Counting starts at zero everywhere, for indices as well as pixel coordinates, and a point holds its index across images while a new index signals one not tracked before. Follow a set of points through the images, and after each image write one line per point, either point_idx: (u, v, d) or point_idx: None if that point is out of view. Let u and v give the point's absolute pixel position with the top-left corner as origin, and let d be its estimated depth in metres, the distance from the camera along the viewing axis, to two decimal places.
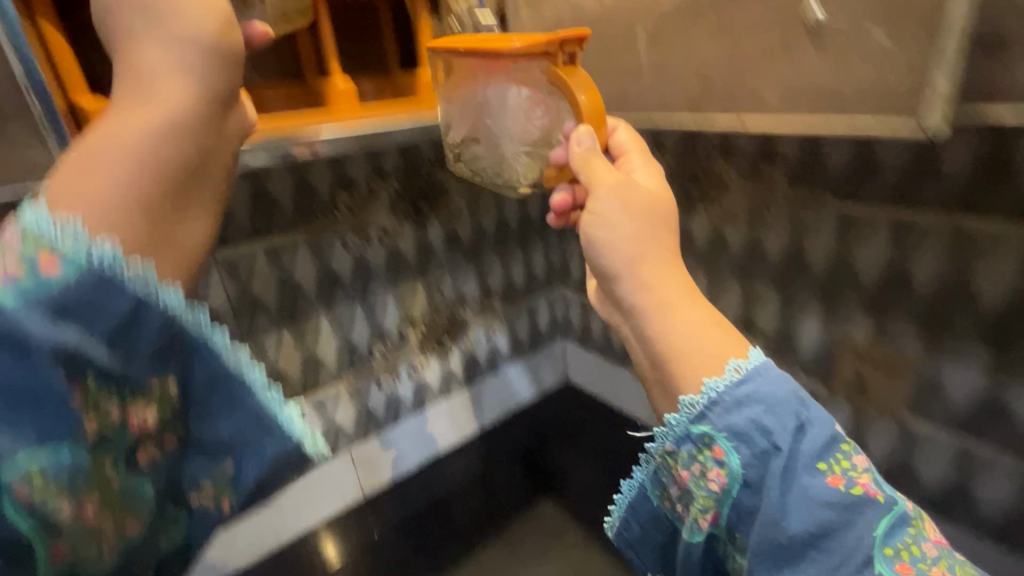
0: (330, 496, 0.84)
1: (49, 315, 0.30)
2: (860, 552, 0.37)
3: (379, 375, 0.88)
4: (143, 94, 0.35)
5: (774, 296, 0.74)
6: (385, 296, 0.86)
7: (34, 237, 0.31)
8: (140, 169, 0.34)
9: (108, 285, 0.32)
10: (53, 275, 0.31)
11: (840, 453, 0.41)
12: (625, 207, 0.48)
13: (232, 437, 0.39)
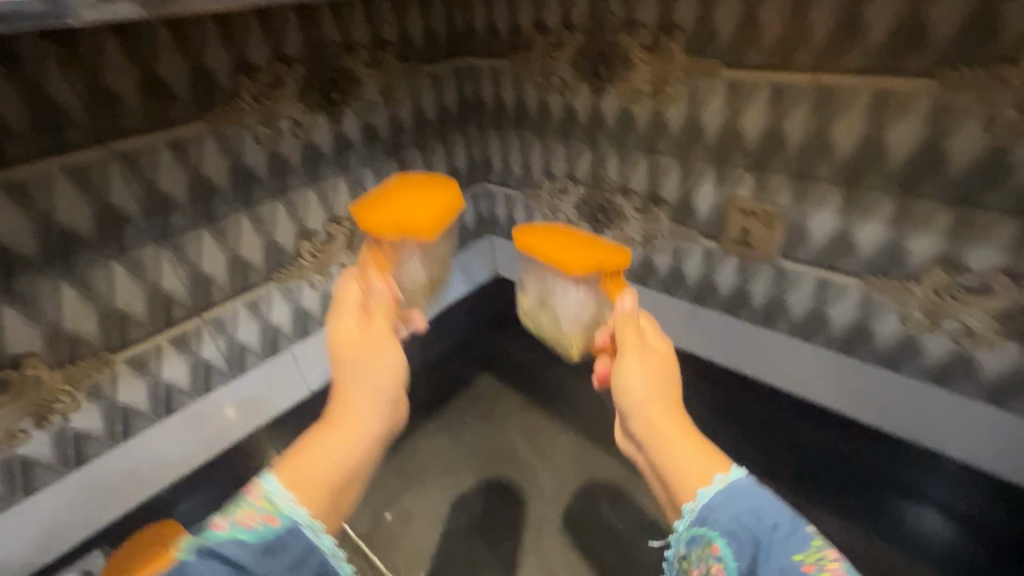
0: (271, 390, 0.91)
1: (259, 549, 0.45)
2: None
3: (310, 276, 0.90)
4: (348, 421, 0.52)
5: (675, 165, 0.82)
6: (306, 193, 0.84)
7: (270, 504, 0.47)
8: (347, 472, 0.51)
9: (297, 536, 0.47)
10: (273, 526, 0.46)
11: (812, 547, 0.45)
12: (643, 361, 0.57)
13: None
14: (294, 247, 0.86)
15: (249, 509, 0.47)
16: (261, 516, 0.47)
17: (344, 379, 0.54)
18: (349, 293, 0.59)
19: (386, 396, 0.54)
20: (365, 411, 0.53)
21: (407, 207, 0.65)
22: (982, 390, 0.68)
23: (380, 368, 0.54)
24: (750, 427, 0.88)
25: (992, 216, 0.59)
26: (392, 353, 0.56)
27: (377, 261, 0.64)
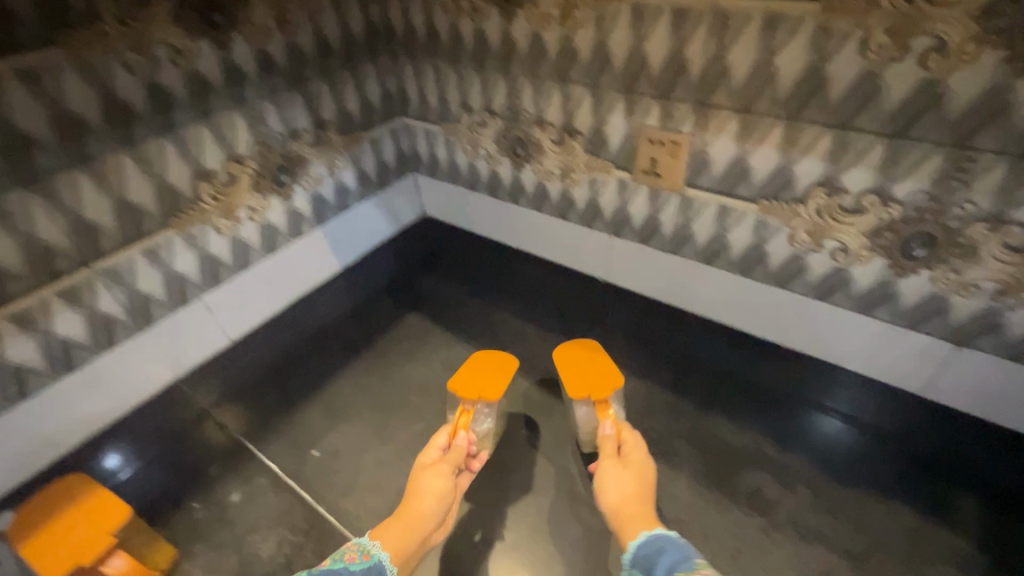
0: (185, 342, 0.88)
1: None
2: None
3: (215, 220, 0.86)
4: (416, 508, 0.63)
5: (587, 94, 0.81)
6: (197, 129, 0.78)
7: (366, 548, 0.58)
8: (414, 542, 0.60)
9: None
10: (366, 561, 0.57)
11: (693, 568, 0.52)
12: (618, 475, 0.65)
13: None
14: (192, 190, 0.81)
15: (350, 551, 0.57)
16: (355, 556, 0.57)
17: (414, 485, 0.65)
18: (436, 442, 0.70)
19: (435, 512, 0.63)
20: (415, 512, 0.62)
21: (477, 376, 0.81)
22: (855, 301, 0.75)
23: (439, 494, 0.65)
24: (660, 348, 0.90)
25: (866, 139, 0.62)
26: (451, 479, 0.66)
27: (456, 423, 0.73)
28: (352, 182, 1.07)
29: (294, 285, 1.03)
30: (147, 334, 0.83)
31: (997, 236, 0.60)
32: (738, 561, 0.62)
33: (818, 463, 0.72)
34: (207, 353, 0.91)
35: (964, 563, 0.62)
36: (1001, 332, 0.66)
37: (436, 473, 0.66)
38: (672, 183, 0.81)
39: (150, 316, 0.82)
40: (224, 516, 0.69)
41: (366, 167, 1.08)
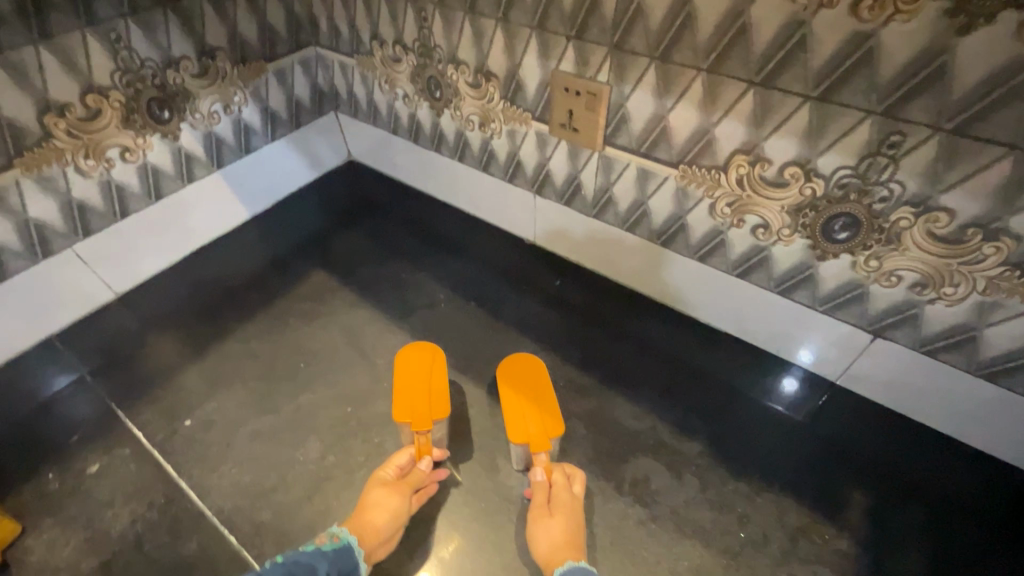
0: (58, 296, 0.81)
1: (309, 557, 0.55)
2: None
3: (77, 160, 0.76)
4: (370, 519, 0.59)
5: (499, 31, 0.70)
6: (34, 53, 0.67)
7: (332, 537, 0.57)
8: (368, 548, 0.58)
9: (341, 556, 0.56)
10: (335, 542, 0.57)
11: None
12: (551, 513, 0.59)
13: None
14: (39, 126, 0.70)
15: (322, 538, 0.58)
16: (327, 538, 0.57)
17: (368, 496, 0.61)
18: (395, 460, 0.64)
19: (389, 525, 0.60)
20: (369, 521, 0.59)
21: (423, 386, 0.71)
22: (775, 282, 0.69)
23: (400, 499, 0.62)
24: (577, 316, 0.84)
25: (790, 103, 0.54)
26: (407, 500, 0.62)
27: (418, 444, 0.66)
28: (257, 120, 0.95)
29: (192, 234, 0.94)
30: (5, 286, 0.76)
31: (922, 223, 0.54)
32: (609, 555, 0.61)
33: (719, 448, 0.68)
34: (89, 307, 0.84)
35: (847, 560, 0.60)
36: (918, 326, 0.61)
37: (391, 489, 0.62)
38: (591, 140, 0.72)
39: (5, 268, 0.75)
40: (77, 487, 0.66)
41: (273, 102, 0.96)
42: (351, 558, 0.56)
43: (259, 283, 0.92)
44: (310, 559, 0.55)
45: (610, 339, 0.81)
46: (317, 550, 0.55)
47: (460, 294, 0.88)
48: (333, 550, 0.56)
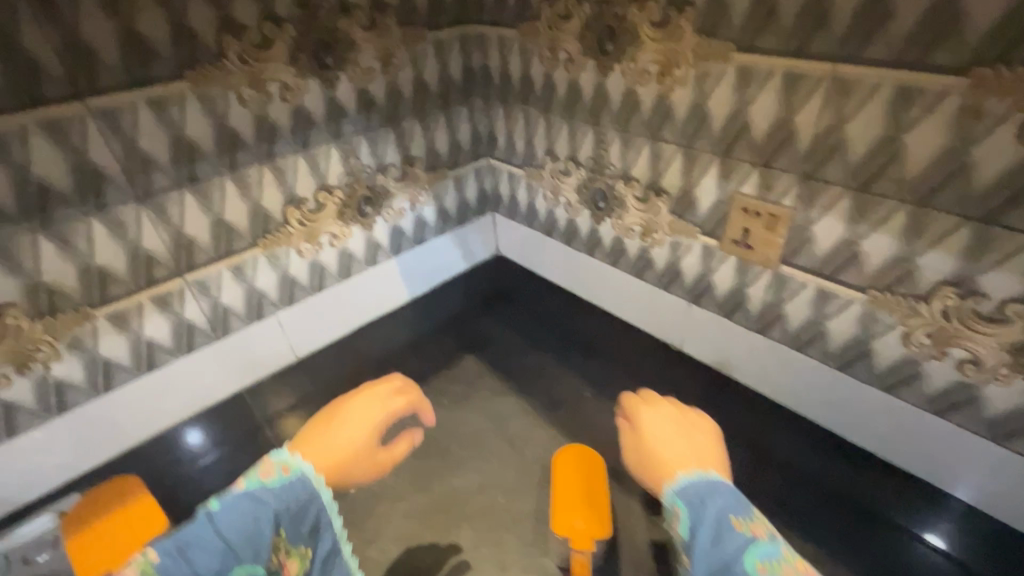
0: (256, 354, 0.92)
1: (243, 498, 0.51)
2: None
3: (299, 243, 0.90)
4: (341, 428, 0.59)
5: (679, 156, 0.76)
6: (294, 159, 0.83)
7: (289, 463, 0.55)
8: (338, 463, 0.57)
9: (289, 486, 0.54)
10: (286, 475, 0.54)
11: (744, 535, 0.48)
12: (675, 436, 0.59)
13: None
14: (282, 215, 0.85)
15: (266, 468, 0.55)
16: (276, 471, 0.55)
17: (343, 409, 0.61)
18: (372, 390, 0.64)
19: (365, 451, 0.60)
20: (345, 449, 0.58)
21: (582, 489, 0.71)
22: (985, 425, 0.63)
23: (365, 420, 0.60)
24: (736, 432, 0.80)
25: (1016, 239, 0.52)
26: (380, 415, 0.62)
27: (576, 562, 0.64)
28: (432, 217, 1.09)
29: (359, 313, 1.05)
30: (222, 343, 0.88)
31: None
32: None
33: None
34: (275, 367, 0.95)
35: None
36: None
37: (362, 424, 0.60)
38: (765, 257, 0.74)
39: (228, 328, 0.88)
40: None
41: (447, 203, 1.10)
42: (303, 485, 0.54)
43: (415, 361, 0.98)
44: (248, 502, 0.51)
45: (773, 462, 0.75)
46: (262, 489, 0.53)
47: (608, 396, 0.88)
48: (282, 484, 0.53)
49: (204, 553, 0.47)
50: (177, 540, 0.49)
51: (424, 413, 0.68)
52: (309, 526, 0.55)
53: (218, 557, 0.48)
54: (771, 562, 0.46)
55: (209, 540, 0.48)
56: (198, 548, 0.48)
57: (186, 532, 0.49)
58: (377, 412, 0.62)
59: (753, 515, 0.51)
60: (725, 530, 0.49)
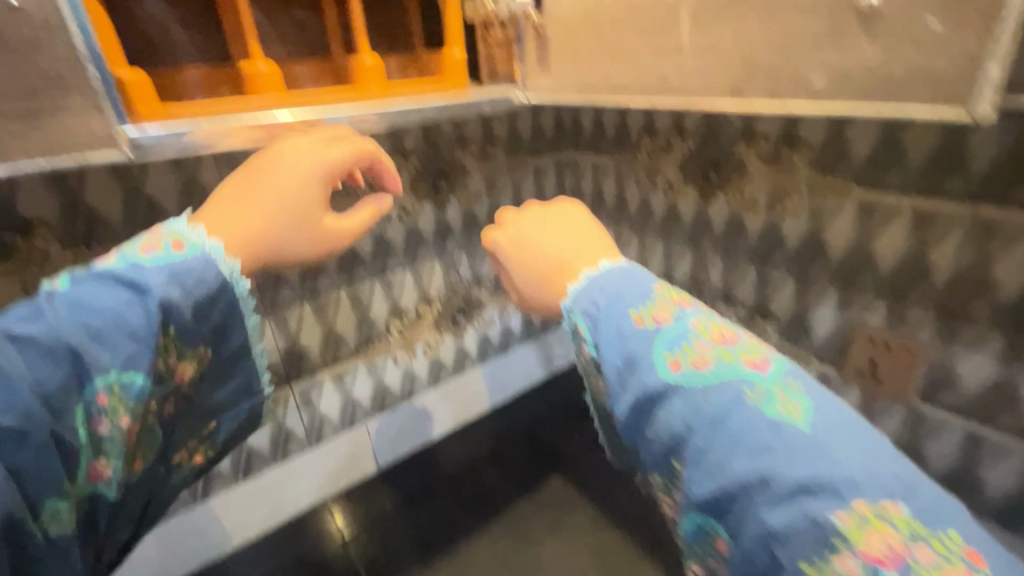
0: (340, 464, 0.86)
1: (116, 280, 0.35)
2: (734, 461, 0.28)
3: (396, 353, 0.90)
4: (275, 173, 0.43)
5: (791, 282, 0.74)
6: (403, 274, 0.87)
7: (175, 236, 0.39)
8: (247, 236, 0.41)
9: (190, 261, 0.38)
10: (175, 251, 0.38)
11: (682, 340, 0.33)
12: (540, 224, 0.47)
13: (229, 398, 0.46)
14: (385, 325, 0.88)
15: (148, 240, 0.38)
16: (162, 245, 0.38)
17: (266, 160, 0.43)
18: (316, 131, 0.47)
19: (294, 214, 0.43)
20: (263, 225, 0.42)
21: None
22: None
23: (306, 172, 0.44)
24: None
25: None
26: (320, 182, 0.45)
27: None
28: (519, 326, 1.05)
29: (434, 428, 0.96)
30: (312, 452, 0.84)
31: None
32: None
33: None
34: (355, 477, 0.88)
35: None
36: None
37: (300, 172, 0.44)
38: (897, 392, 0.68)
39: (322, 437, 0.85)
40: None
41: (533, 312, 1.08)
42: (208, 270, 0.39)
43: (507, 492, 0.93)
44: (106, 287, 0.35)
45: None
46: (158, 268, 0.37)
47: None
48: (179, 263, 0.37)
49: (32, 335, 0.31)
50: (7, 334, 0.31)
51: (387, 172, 0.52)
52: (195, 304, 0.38)
53: (60, 355, 0.32)
54: (675, 350, 0.33)
55: (36, 319, 0.32)
56: (27, 333, 0.31)
57: (16, 316, 0.32)
58: (319, 156, 0.45)
59: (658, 298, 0.36)
60: (624, 326, 0.35)
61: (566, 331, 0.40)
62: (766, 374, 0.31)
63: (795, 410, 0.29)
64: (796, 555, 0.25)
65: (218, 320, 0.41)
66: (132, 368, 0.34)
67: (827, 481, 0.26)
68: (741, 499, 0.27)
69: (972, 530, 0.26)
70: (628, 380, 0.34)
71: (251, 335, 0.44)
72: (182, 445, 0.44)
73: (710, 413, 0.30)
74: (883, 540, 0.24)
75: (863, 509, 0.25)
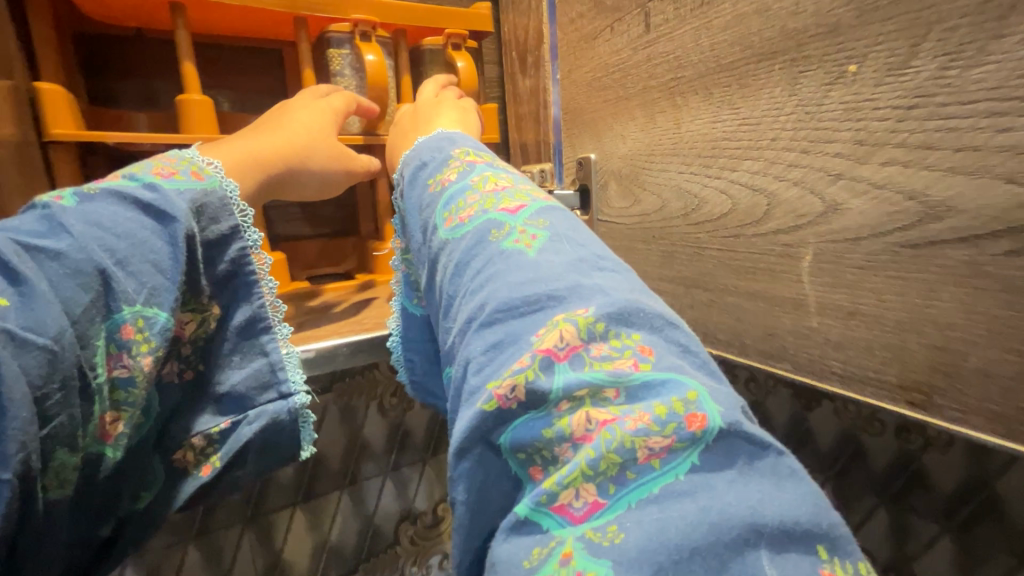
0: None
1: (125, 200, 0.25)
2: (472, 304, 0.20)
3: (404, 568, 0.71)
4: (286, 116, 0.37)
5: (950, 550, 0.50)
6: (418, 466, 0.72)
7: (188, 162, 0.29)
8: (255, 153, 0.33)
9: (211, 197, 0.28)
10: (194, 181, 0.28)
11: (468, 186, 0.25)
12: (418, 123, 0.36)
13: (240, 390, 0.29)
14: (393, 533, 0.70)
15: (157, 166, 0.28)
16: (178, 173, 0.28)
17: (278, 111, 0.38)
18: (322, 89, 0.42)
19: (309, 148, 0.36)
20: (279, 145, 0.34)
21: None
22: None
23: (315, 115, 0.38)
24: None
25: None
26: (333, 117, 0.39)
27: None
28: None
29: None
30: None
31: None
32: None
33: None
34: None
35: None
36: None
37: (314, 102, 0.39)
38: None
39: None
40: None
41: None
42: (217, 206, 0.28)
43: None
44: (121, 210, 0.24)
45: None
46: (170, 192, 0.26)
47: None
48: (189, 184, 0.27)
49: (36, 239, 0.22)
50: (20, 242, 0.21)
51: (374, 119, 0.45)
52: (205, 241, 0.27)
53: (77, 267, 0.22)
54: (448, 209, 0.24)
55: (48, 225, 0.22)
56: (28, 235, 0.22)
57: (23, 228, 0.22)
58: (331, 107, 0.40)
59: (458, 157, 0.27)
60: (415, 193, 0.28)
61: (393, 222, 0.31)
62: (519, 213, 0.22)
63: (528, 239, 0.21)
64: (483, 373, 0.18)
65: (236, 267, 0.28)
66: (157, 305, 0.24)
67: (538, 294, 0.19)
68: (460, 330, 0.20)
69: (677, 338, 0.18)
70: (422, 248, 0.26)
71: (271, 316, 0.29)
72: (194, 432, 0.28)
73: (453, 255, 0.23)
74: (561, 336, 0.17)
75: (554, 316, 0.18)
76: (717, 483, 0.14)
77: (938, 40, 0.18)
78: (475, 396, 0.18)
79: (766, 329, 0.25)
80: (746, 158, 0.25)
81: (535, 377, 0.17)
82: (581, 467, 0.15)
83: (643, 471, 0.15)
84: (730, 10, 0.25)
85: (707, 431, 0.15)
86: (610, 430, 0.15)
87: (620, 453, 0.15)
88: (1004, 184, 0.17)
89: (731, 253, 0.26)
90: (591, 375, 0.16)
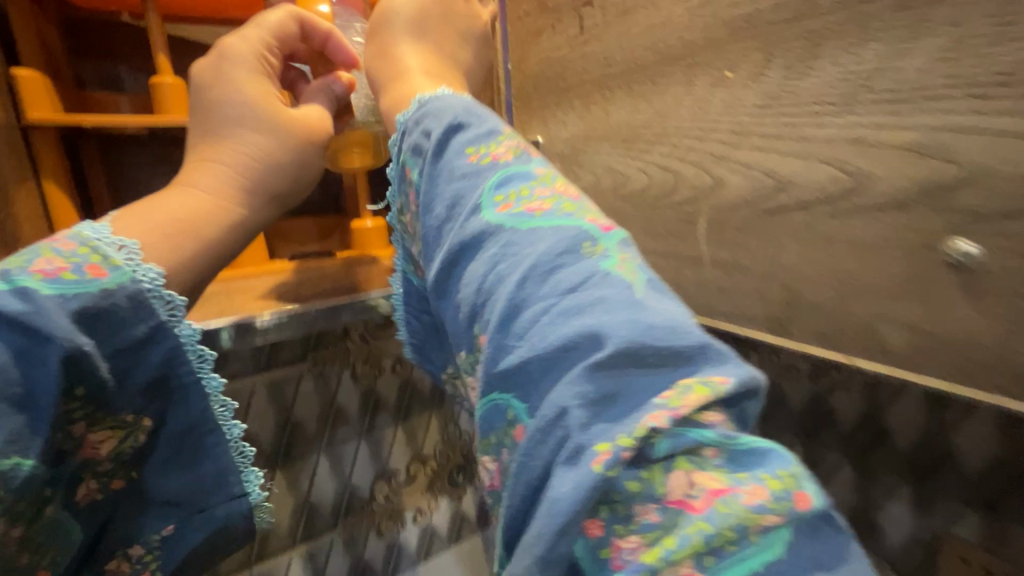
0: None
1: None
2: (563, 330, 0.19)
3: (380, 523, 0.76)
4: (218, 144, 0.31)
5: None
6: (391, 429, 0.77)
7: (89, 245, 0.24)
8: (181, 214, 0.27)
9: (123, 301, 0.23)
10: (92, 279, 0.23)
11: (530, 186, 0.24)
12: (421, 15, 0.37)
13: (175, 495, 0.26)
14: (369, 490, 0.75)
15: (50, 258, 0.23)
16: (69, 269, 0.22)
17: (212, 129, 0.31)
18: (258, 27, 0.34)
19: (242, 171, 0.31)
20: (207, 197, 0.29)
21: None
22: None
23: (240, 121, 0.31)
24: None
25: None
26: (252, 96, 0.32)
27: None
28: None
29: None
30: None
31: None
32: None
33: None
34: None
35: None
36: None
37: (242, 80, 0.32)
38: None
39: None
40: None
41: None
42: (124, 313, 0.23)
43: None
44: None
45: None
46: (51, 296, 0.21)
47: None
48: (73, 288, 0.22)
49: None
50: None
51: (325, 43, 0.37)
52: (112, 353, 0.23)
53: None
54: (505, 199, 0.23)
55: None
56: None
57: None
58: (244, 77, 0.33)
59: (505, 141, 0.26)
60: (445, 159, 0.26)
61: (390, 172, 0.30)
62: (608, 234, 0.22)
63: (628, 268, 0.21)
64: (589, 432, 0.17)
65: (164, 371, 0.24)
66: (20, 451, 0.20)
67: (658, 346, 0.18)
68: (539, 365, 0.19)
69: (747, 407, 0.18)
70: (445, 227, 0.25)
71: (218, 416, 0.26)
72: (131, 539, 0.26)
73: (510, 251, 0.22)
74: (685, 402, 0.17)
75: (691, 384, 0.17)
76: (813, 566, 0.15)
77: (781, 55, 0.24)
78: (583, 459, 0.17)
79: (676, 282, 0.31)
80: (657, 143, 0.30)
81: (659, 439, 0.16)
82: (694, 539, 0.15)
83: (747, 547, 0.15)
84: (642, 21, 0.30)
85: (808, 509, 0.16)
86: (725, 502, 0.16)
87: (738, 531, 0.15)
88: (822, 164, 0.23)
89: (649, 220, 0.32)
90: (698, 436, 0.17)
